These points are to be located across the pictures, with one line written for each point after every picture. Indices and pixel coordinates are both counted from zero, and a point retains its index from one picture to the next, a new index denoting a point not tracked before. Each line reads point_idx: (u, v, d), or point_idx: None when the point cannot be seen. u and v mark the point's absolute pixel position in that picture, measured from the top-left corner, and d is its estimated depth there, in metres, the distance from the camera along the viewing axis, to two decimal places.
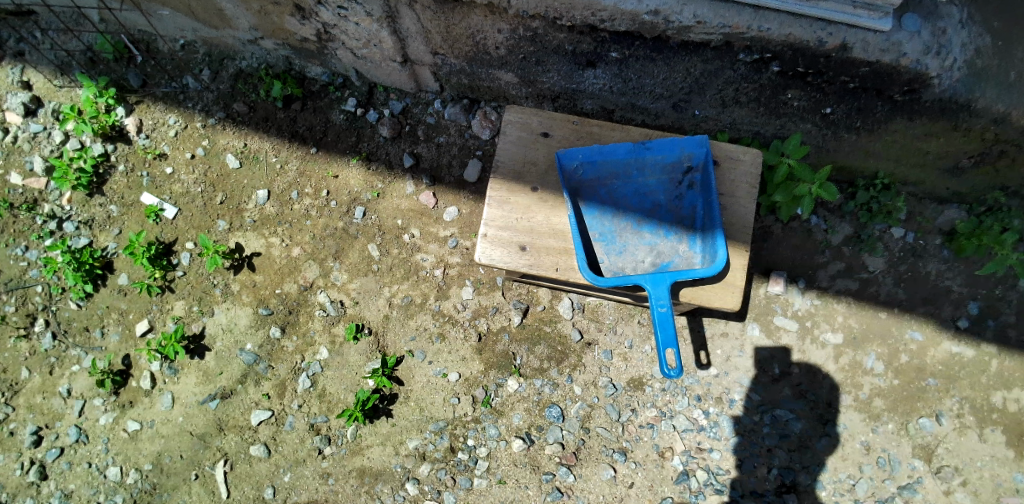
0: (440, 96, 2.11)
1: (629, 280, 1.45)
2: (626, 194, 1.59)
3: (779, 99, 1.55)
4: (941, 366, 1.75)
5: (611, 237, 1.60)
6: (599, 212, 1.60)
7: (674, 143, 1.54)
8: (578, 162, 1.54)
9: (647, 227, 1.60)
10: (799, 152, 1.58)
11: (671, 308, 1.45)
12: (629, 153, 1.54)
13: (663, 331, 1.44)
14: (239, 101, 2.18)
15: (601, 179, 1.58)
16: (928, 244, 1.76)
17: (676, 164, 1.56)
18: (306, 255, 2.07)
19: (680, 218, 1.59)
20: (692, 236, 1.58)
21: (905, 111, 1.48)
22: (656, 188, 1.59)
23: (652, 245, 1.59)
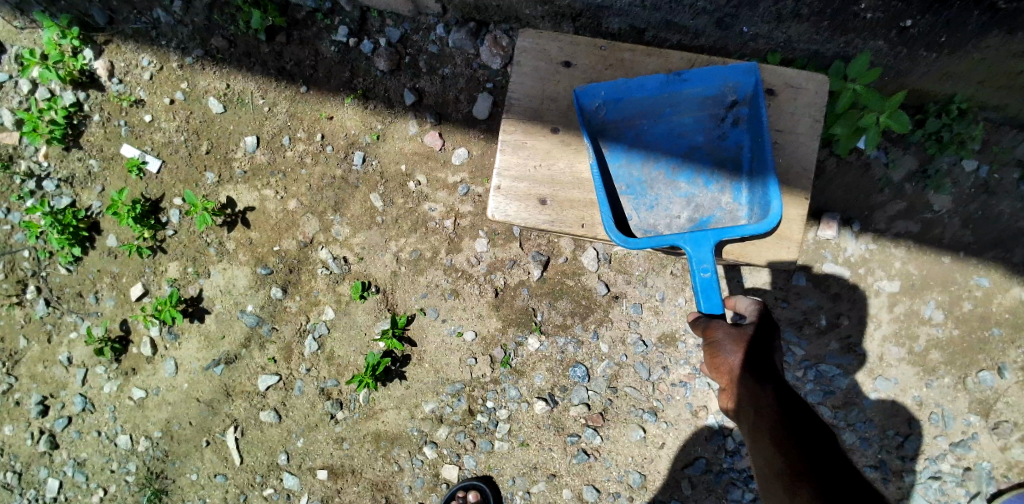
0: (443, 20, 1.83)
1: (665, 241, 1.30)
2: (657, 137, 1.38)
3: (850, 11, 1.31)
4: (1008, 314, 1.57)
5: (641, 188, 1.39)
6: (626, 161, 1.39)
7: (714, 72, 1.34)
8: (600, 101, 1.35)
9: (683, 176, 1.39)
10: (868, 77, 1.37)
11: (715, 271, 1.29)
12: (659, 87, 1.34)
13: (707, 296, 1.28)
14: (217, 35, 1.92)
15: (628, 120, 1.37)
16: (1003, 178, 1.54)
17: (716, 97, 1.35)
18: (303, 208, 1.90)
19: (722, 164, 1.38)
20: (737, 183, 1.37)
21: (1004, 23, 1.26)
22: (692, 128, 1.38)
23: (690, 197, 1.39)
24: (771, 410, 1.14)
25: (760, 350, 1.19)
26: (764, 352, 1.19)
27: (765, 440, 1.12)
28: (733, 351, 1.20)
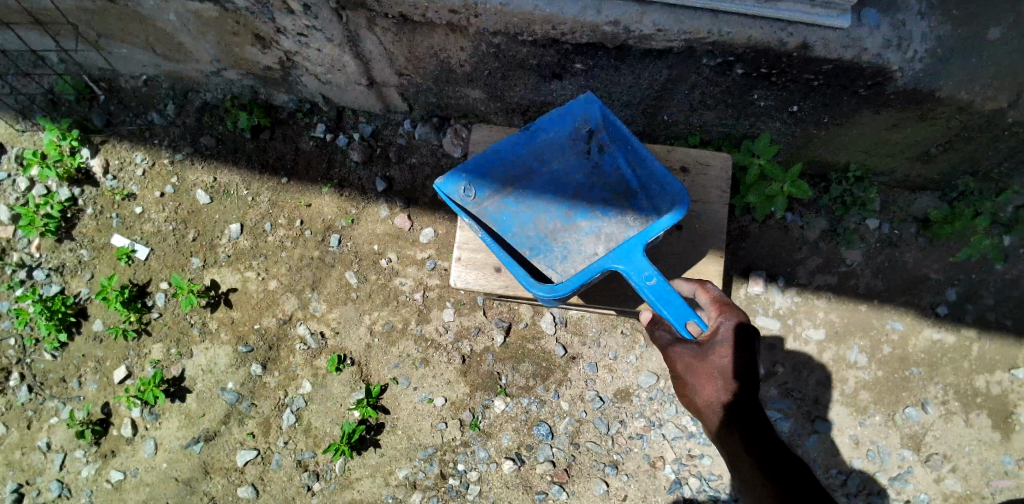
0: (410, 116, 2.07)
1: (599, 266, 1.38)
2: (538, 192, 1.55)
3: (746, 99, 1.54)
4: (923, 354, 1.74)
5: (546, 243, 1.53)
6: (519, 225, 1.54)
7: (562, 116, 1.52)
8: (465, 184, 1.51)
9: (579, 216, 1.55)
10: (769, 152, 1.61)
11: (657, 274, 1.35)
12: (517, 147, 1.52)
13: (665, 300, 1.32)
14: (207, 134, 2.14)
15: (502, 189, 1.54)
16: (903, 233, 1.77)
17: (574, 137, 1.54)
18: (283, 287, 2.04)
19: (607, 189, 1.55)
20: (631, 199, 1.54)
21: (872, 104, 1.47)
22: (567, 172, 1.55)
23: (596, 231, 1.53)
24: (745, 449, 1.22)
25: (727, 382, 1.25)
26: (734, 384, 1.25)
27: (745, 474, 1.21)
28: (703, 388, 1.27)
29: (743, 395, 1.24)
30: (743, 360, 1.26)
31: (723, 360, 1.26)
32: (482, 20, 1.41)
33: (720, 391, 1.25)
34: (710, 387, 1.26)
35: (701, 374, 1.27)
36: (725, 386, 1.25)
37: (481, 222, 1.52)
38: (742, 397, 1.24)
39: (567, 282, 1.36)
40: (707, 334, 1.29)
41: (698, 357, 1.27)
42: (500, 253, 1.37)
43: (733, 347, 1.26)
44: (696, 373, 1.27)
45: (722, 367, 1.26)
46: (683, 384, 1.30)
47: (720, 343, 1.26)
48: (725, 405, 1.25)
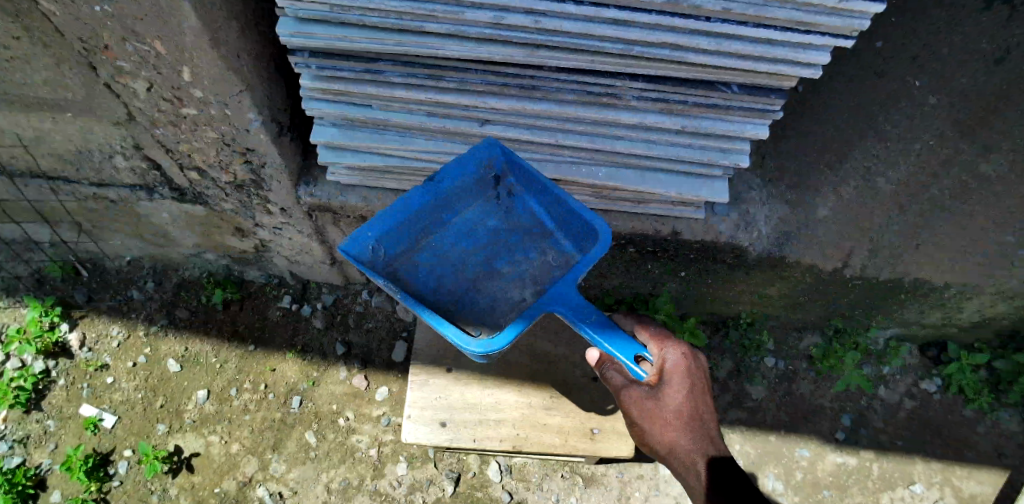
0: (367, 286, 2.37)
1: (536, 314, 1.28)
2: (455, 243, 1.51)
3: (642, 268, 1.92)
4: (831, 477, 2.06)
5: (471, 293, 1.47)
6: (439, 278, 1.48)
7: (465, 165, 1.42)
8: (373, 242, 1.40)
9: (499, 261, 1.50)
10: (669, 308, 2.01)
11: (597, 314, 1.30)
12: (424, 199, 1.42)
13: (611, 339, 1.29)
14: (181, 307, 2.37)
15: (417, 244, 1.49)
16: (797, 368, 2.19)
17: (481, 182, 1.48)
18: (244, 449, 2.16)
19: (522, 232, 1.52)
20: (549, 237, 1.52)
21: (740, 268, 1.87)
22: (481, 219, 1.53)
23: (519, 275, 1.50)
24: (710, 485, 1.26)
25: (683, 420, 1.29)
26: (690, 422, 1.29)
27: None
28: (660, 428, 1.29)
29: (699, 435, 1.30)
30: (694, 399, 1.31)
31: (677, 403, 1.29)
32: None
33: (679, 431, 1.29)
34: (667, 428, 1.29)
35: (658, 415, 1.28)
36: (683, 424, 1.29)
37: (400, 281, 1.45)
38: (697, 434, 1.30)
39: (507, 333, 1.26)
40: (657, 374, 1.30)
41: (654, 400, 1.28)
42: (426, 316, 1.26)
43: (684, 387, 1.30)
44: (653, 415, 1.28)
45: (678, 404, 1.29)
46: (637, 426, 1.31)
47: (671, 385, 1.29)
48: (684, 442, 1.29)
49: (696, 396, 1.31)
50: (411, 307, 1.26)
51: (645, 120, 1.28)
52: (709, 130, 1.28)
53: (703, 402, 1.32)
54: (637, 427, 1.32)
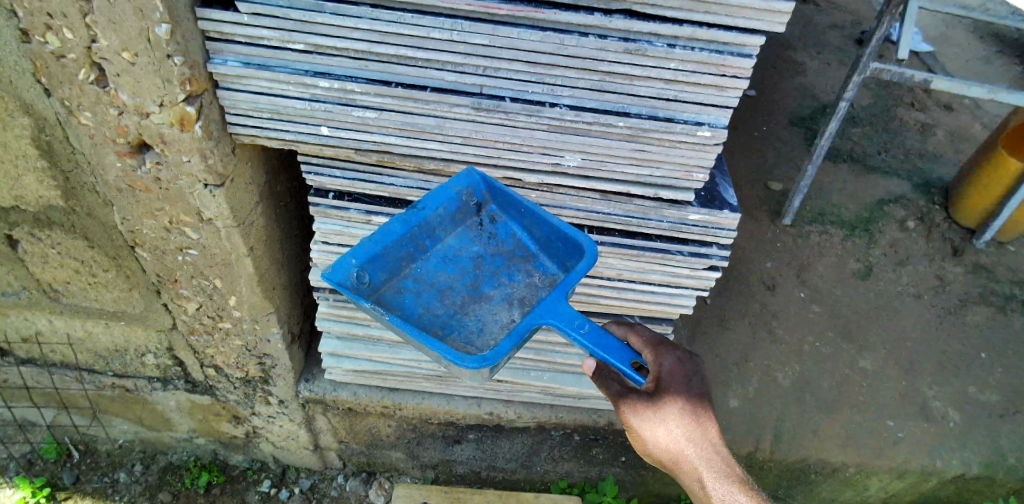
0: (343, 471, 2.59)
1: (525, 329, 1.06)
2: (435, 272, 1.23)
3: (589, 453, 2.20)
4: None
5: (458, 320, 1.18)
6: (424, 305, 1.18)
7: (443, 189, 1.20)
8: (357, 270, 1.12)
9: (485, 285, 1.23)
10: (612, 491, 2.26)
11: (592, 322, 1.08)
12: (405, 224, 1.17)
13: (607, 347, 1.07)
14: (165, 489, 2.51)
15: (394, 274, 1.20)
16: None
17: (465, 209, 1.25)
18: None
19: (508, 259, 1.26)
20: (536, 259, 1.27)
21: None
22: (462, 244, 1.26)
23: (507, 298, 1.22)
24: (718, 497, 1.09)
25: (687, 424, 1.10)
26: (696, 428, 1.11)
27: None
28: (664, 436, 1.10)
29: (702, 443, 1.12)
30: (695, 399, 1.12)
31: (675, 405, 1.09)
32: (405, 412, 2.07)
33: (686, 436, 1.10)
34: (670, 439, 1.10)
35: (658, 425, 1.09)
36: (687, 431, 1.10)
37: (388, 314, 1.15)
38: (702, 438, 1.11)
39: (500, 347, 1.01)
40: (653, 382, 1.09)
41: (651, 406, 1.09)
42: (412, 333, 1.02)
43: (683, 387, 1.10)
44: (652, 426, 1.09)
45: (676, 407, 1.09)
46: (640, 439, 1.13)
47: (668, 387, 1.09)
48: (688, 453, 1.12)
49: (701, 392, 1.14)
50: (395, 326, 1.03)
51: None
52: None
53: (704, 401, 1.14)
54: (642, 440, 1.13)
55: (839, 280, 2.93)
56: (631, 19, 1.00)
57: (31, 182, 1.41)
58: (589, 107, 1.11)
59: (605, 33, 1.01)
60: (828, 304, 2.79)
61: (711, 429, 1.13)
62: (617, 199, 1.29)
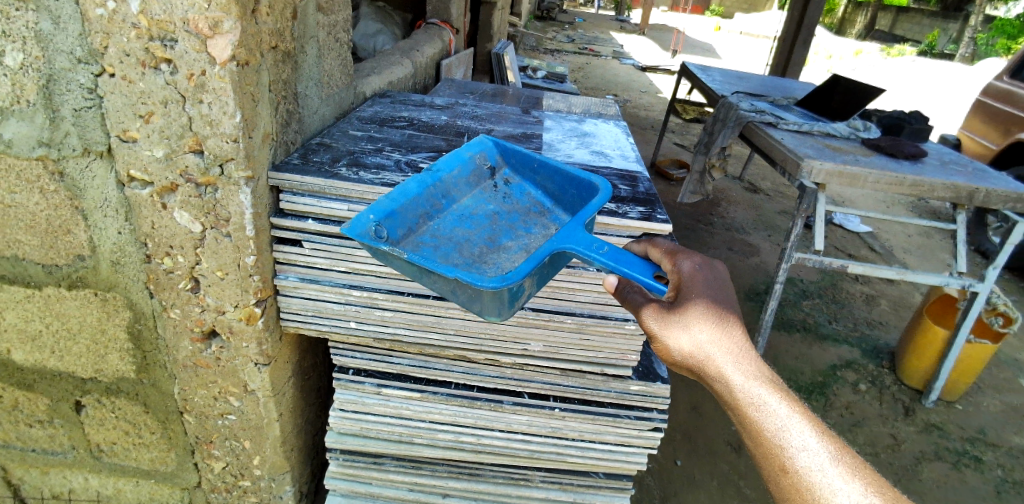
0: None
1: (542, 253, 1.19)
2: (455, 227, 1.45)
3: None
4: None
5: (477, 263, 1.38)
6: (445, 254, 1.37)
7: (459, 156, 1.50)
8: (374, 224, 1.27)
9: (503, 237, 1.46)
10: None
11: (609, 244, 1.20)
12: (422, 184, 1.40)
13: (626, 263, 1.16)
14: None
15: (414, 229, 1.38)
16: None
17: (475, 172, 1.55)
18: None
19: (521, 212, 1.52)
20: (549, 213, 1.52)
21: None
22: (480, 203, 1.52)
23: (523, 246, 1.44)
24: (756, 410, 1.04)
25: (712, 331, 1.08)
26: (725, 335, 1.08)
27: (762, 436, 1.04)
28: (689, 347, 1.10)
29: (733, 345, 1.08)
30: (722, 302, 1.11)
31: (700, 306, 1.10)
32: None
33: (713, 347, 1.08)
34: (700, 346, 1.09)
35: (683, 332, 1.10)
36: (715, 339, 1.08)
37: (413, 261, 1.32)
38: (733, 345, 1.08)
39: (517, 270, 1.13)
40: (674, 290, 1.14)
41: (676, 313, 1.11)
42: (431, 267, 1.15)
43: (702, 293, 1.11)
44: (679, 332, 1.10)
45: (699, 312, 1.09)
46: (667, 348, 1.13)
47: (692, 293, 1.12)
48: (720, 364, 1.08)
49: (732, 303, 1.13)
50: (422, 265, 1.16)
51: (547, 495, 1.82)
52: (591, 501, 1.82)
53: (733, 305, 1.12)
54: (668, 348, 1.13)
55: None
56: None
57: (113, 358, 1.77)
58: (547, 308, 1.57)
59: None
60: None
61: (742, 331, 1.10)
62: (574, 373, 1.68)
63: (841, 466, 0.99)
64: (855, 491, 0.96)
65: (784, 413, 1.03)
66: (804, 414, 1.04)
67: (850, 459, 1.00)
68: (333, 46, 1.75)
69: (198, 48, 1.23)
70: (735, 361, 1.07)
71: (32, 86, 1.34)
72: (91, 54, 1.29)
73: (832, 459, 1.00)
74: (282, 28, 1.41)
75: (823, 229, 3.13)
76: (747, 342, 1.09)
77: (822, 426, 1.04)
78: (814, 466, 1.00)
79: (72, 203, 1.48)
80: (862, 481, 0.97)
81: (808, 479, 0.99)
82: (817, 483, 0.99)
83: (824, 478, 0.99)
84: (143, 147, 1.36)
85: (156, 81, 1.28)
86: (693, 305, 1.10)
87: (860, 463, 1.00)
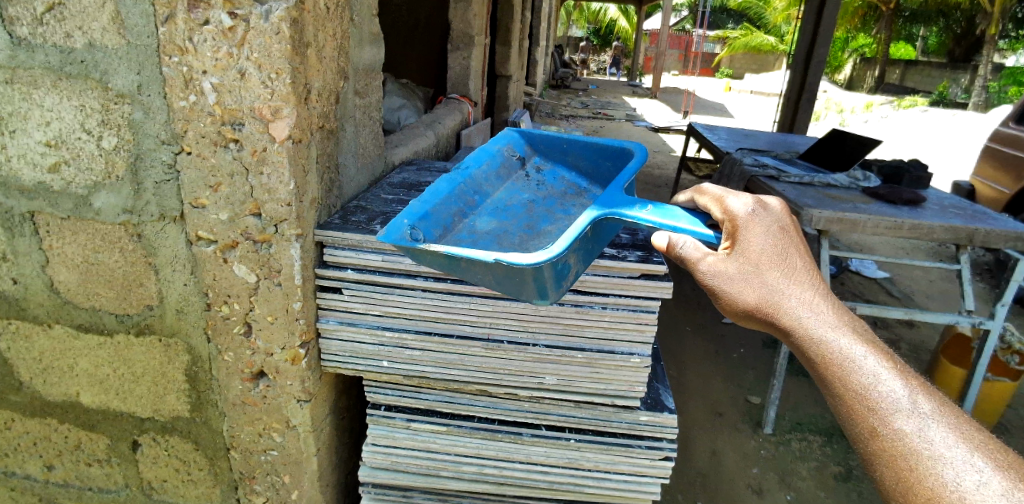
0: None
1: (581, 226, 1.33)
2: (492, 218, 1.73)
3: None
4: None
5: (518, 244, 1.65)
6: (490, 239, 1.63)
7: (488, 151, 1.84)
8: (410, 228, 1.43)
9: (542, 220, 1.76)
10: None
11: (647, 204, 1.38)
12: (453, 182, 1.67)
13: (668, 218, 1.32)
14: None
15: (455, 221, 1.64)
16: None
17: (506, 164, 1.91)
18: None
19: (558, 193, 1.88)
20: (583, 190, 1.91)
21: None
22: (516, 193, 1.85)
23: (563, 221, 1.75)
24: (840, 364, 1.07)
25: (785, 284, 1.15)
26: (799, 288, 1.15)
27: (848, 391, 1.05)
28: (763, 298, 1.15)
29: (804, 299, 1.14)
30: (789, 251, 1.17)
31: (762, 259, 1.16)
32: None
33: (788, 299, 1.14)
34: (773, 296, 1.15)
35: (753, 282, 1.16)
36: (789, 292, 1.14)
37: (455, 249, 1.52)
38: (808, 298, 1.14)
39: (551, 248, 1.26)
40: (732, 238, 1.21)
41: (742, 262, 1.17)
42: (469, 256, 1.29)
43: (767, 239, 1.18)
44: (748, 283, 1.16)
45: (767, 261, 1.16)
46: (731, 302, 1.18)
47: (752, 244, 1.18)
48: (798, 317, 1.12)
49: (804, 255, 1.19)
50: (466, 257, 1.28)
51: None
52: None
53: (799, 255, 1.17)
54: (731, 302, 1.19)
55: (822, 482, 3.13)
56: (577, 293, 1.70)
57: (171, 398, 1.96)
58: (558, 345, 1.74)
59: (563, 301, 1.71)
60: None
61: (813, 286, 1.16)
62: (586, 405, 1.83)
63: (944, 429, 0.99)
64: (962, 458, 0.96)
65: (873, 365, 1.06)
66: (895, 368, 1.06)
67: (953, 420, 1.01)
68: (368, 123, 2.02)
69: (262, 129, 1.50)
70: (807, 314, 1.12)
71: (122, 164, 1.62)
72: (173, 137, 1.57)
73: (931, 419, 1.00)
74: (328, 111, 1.69)
75: (828, 273, 3.26)
76: (824, 296, 1.15)
77: (917, 384, 1.05)
78: (912, 427, 1.00)
79: (146, 260, 1.73)
80: (966, 443, 0.97)
81: (905, 440, 1.00)
82: (916, 446, 0.99)
83: (924, 439, 0.99)
84: (210, 211, 1.61)
85: (225, 157, 1.55)
86: (764, 255, 1.17)
87: (963, 425, 1.00)
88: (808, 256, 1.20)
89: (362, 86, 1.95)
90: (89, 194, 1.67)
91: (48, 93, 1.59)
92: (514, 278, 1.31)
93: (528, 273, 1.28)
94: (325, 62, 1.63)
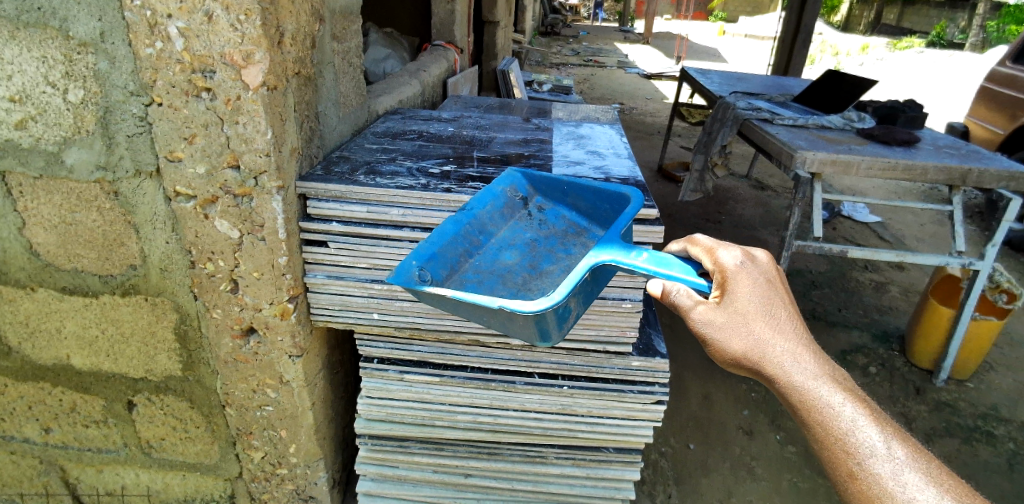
0: None
1: (581, 270, 1.19)
2: (493, 260, 1.49)
3: None
4: None
5: (521, 291, 1.41)
6: (490, 286, 1.40)
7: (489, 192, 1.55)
8: (418, 272, 1.29)
9: (544, 263, 1.51)
10: None
11: (642, 248, 1.21)
12: (457, 224, 1.45)
13: (663, 265, 1.17)
14: None
15: (456, 267, 1.42)
16: None
17: (509, 204, 1.59)
18: None
19: (560, 232, 1.58)
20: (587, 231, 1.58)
21: None
22: (519, 233, 1.57)
23: (565, 268, 1.48)
24: (824, 419, 1.07)
25: (773, 337, 1.11)
26: (786, 340, 1.11)
27: (830, 443, 1.07)
28: (751, 350, 1.11)
29: (790, 347, 1.11)
30: (777, 301, 1.12)
31: (750, 310, 1.11)
32: None
33: (776, 352, 1.10)
34: (761, 348, 1.11)
35: (742, 335, 1.11)
36: (776, 345, 1.11)
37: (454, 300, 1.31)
38: (795, 349, 1.11)
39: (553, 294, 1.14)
40: (722, 290, 1.13)
41: (731, 315, 1.11)
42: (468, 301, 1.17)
43: (756, 292, 1.11)
44: (736, 334, 1.11)
45: (757, 317, 1.11)
46: (719, 349, 1.14)
47: (741, 297, 1.11)
48: (785, 369, 1.10)
49: (790, 305, 1.14)
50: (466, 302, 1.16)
51: (563, 470, 1.96)
52: (602, 473, 1.95)
53: (784, 304, 1.13)
54: (719, 349, 1.14)
55: None
56: None
57: (162, 358, 1.94)
58: None
59: None
60: (802, 444, 3.05)
61: (797, 333, 1.13)
62: (578, 352, 1.82)
63: (916, 474, 1.03)
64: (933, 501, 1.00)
65: (852, 416, 1.07)
66: (871, 415, 1.08)
67: (925, 463, 1.04)
68: (348, 70, 1.95)
69: (234, 77, 1.43)
70: (793, 364, 1.10)
71: (91, 118, 1.55)
72: (142, 87, 1.50)
73: (906, 465, 1.04)
74: (303, 56, 1.61)
75: (822, 216, 3.24)
76: (809, 347, 1.12)
77: (892, 430, 1.07)
78: (888, 472, 1.03)
79: (126, 218, 1.68)
80: (939, 488, 1.01)
81: (882, 484, 1.03)
82: (891, 489, 1.03)
83: (898, 484, 1.03)
84: (187, 165, 1.56)
85: (198, 108, 1.48)
86: (753, 309, 1.11)
87: (936, 470, 1.03)
88: (792, 302, 1.16)
89: (339, 30, 1.87)
90: (60, 151, 1.61)
91: (7, 45, 1.50)
92: (513, 321, 1.21)
93: (529, 318, 1.16)
94: (297, 3, 1.55)
